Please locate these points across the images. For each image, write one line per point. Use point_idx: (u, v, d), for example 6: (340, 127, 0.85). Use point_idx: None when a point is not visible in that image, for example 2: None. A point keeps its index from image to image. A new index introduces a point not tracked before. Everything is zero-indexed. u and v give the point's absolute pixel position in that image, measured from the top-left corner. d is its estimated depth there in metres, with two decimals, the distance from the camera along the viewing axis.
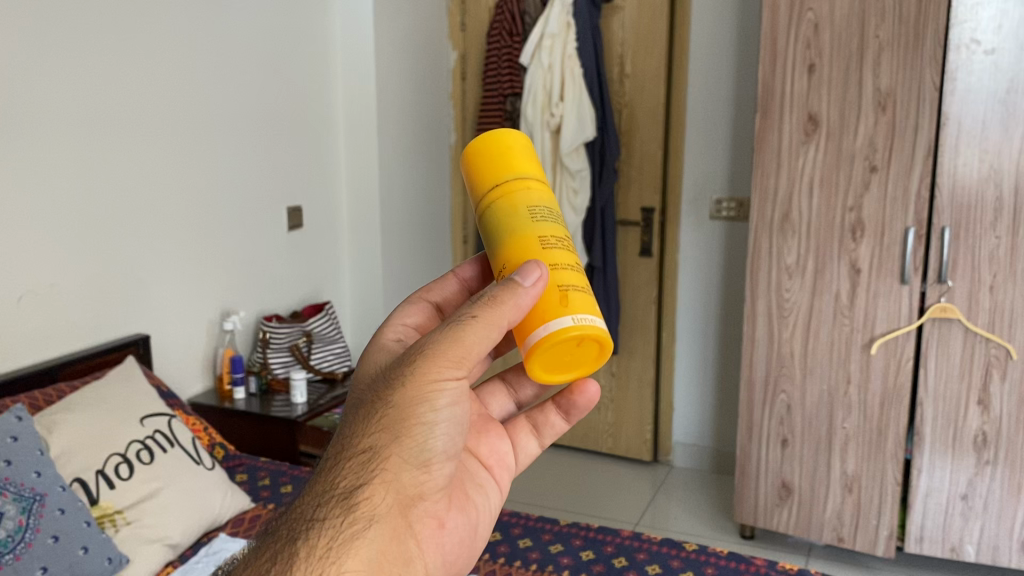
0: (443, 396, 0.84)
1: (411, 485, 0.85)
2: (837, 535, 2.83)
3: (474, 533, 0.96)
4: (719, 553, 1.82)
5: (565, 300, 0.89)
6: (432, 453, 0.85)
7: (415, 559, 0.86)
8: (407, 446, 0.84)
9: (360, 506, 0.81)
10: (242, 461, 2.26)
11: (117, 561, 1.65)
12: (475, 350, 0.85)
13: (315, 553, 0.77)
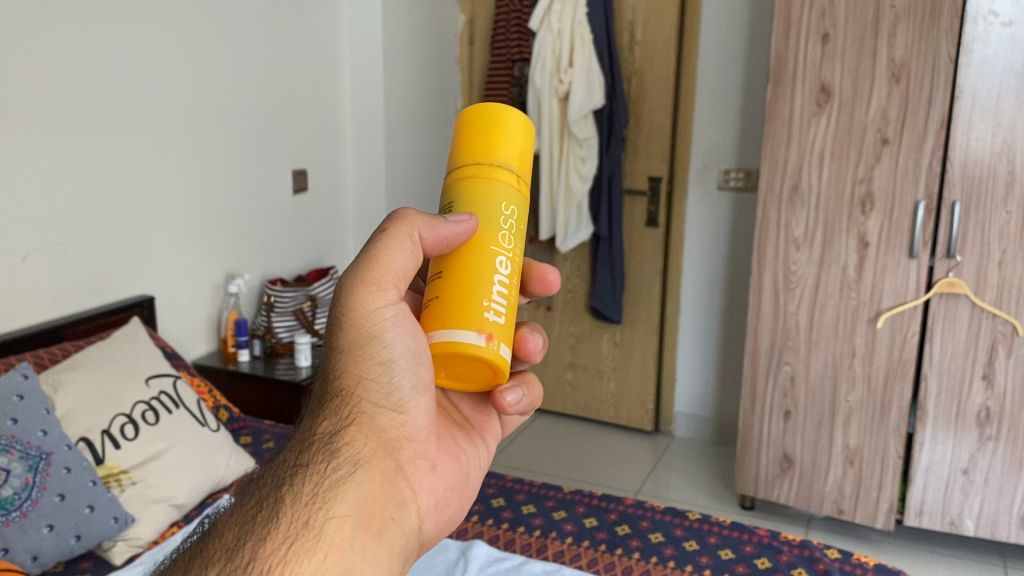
0: (392, 328, 0.84)
1: (390, 429, 0.85)
2: (837, 507, 2.84)
3: (464, 477, 0.94)
4: (722, 523, 1.83)
5: (471, 313, 0.81)
6: (402, 390, 0.85)
7: (409, 502, 0.84)
8: (373, 385, 0.85)
9: (339, 448, 0.82)
10: (247, 423, 2.26)
11: (123, 521, 1.65)
12: (402, 273, 0.86)
13: (301, 502, 0.78)
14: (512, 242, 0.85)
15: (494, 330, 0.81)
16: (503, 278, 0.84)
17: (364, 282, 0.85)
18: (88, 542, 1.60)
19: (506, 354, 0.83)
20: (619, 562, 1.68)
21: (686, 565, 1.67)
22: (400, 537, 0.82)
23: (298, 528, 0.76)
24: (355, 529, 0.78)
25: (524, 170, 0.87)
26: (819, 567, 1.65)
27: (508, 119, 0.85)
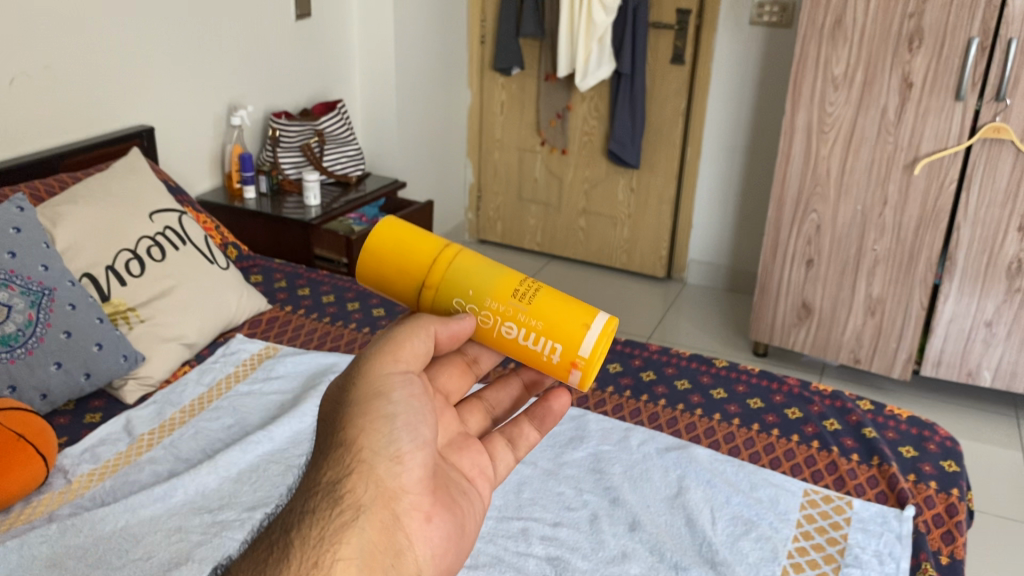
0: (396, 391, 0.84)
1: (388, 477, 0.79)
2: (853, 356, 2.82)
3: (463, 524, 0.86)
4: (750, 371, 1.77)
5: (556, 364, 0.91)
6: (402, 441, 0.81)
7: (406, 552, 0.77)
8: (375, 433, 0.80)
9: (340, 493, 0.75)
10: (257, 261, 2.17)
11: (133, 360, 1.59)
12: (415, 358, 0.88)
13: (307, 547, 0.70)
14: (490, 308, 0.90)
15: (568, 360, 0.90)
16: (523, 328, 0.90)
17: (383, 358, 0.86)
18: (99, 380, 1.55)
19: (591, 348, 0.89)
20: (645, 409, 1.63)
21: (715, 414, 1.62)
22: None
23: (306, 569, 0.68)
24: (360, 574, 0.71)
25: (418, 249, 0.91)
26: (852, 419, 1.60)
27: (387, 265, 0.92)
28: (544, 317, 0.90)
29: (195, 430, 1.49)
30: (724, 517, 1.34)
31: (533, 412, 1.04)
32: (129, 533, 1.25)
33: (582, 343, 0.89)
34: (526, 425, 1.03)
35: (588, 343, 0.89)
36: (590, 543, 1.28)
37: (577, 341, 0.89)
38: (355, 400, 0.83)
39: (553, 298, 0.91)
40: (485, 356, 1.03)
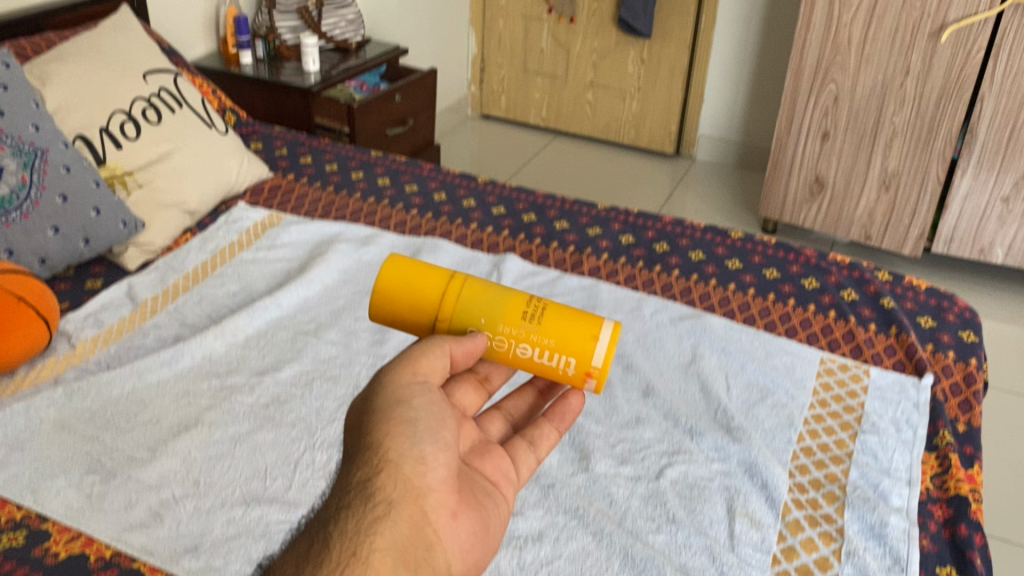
0: (418, 398, 0.81)
1: (415, 476, 0.76)
2: (864, 233, 2.79)
3: (485, 526, 0.83)
4: (766, 242, 1.70)
5: (571, 374, 0.93)
6: (425, 441, 0.78)
7: (436, 548, 0.75)
8: (401, 435, 0.77)
9: (369, 488, 0.74)
10: (256, 129, 2.09)
11: (133, 226, 1.55)
12: (436, 372, 0.85)
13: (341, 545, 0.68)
14: (503, 332, 0.92)
15: (582, 370, 0.93)
16: (536, 347, 0.92)
17: (406, 370, 0.82)
18: (98, 247, 1.51)
19: (604, 358, 0.92)
20: (659, 279, 1.58)
21: (730, 284, 1.57)
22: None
23: (344, 562, 0.67)
24: (395, 566, 0.70)
25: (430, 289, 0.94)
26: (870, 289, 1.57)
27: (401, 304, 0.94)
28: (554, 336, 0.92)
29: (200, 296, 1.46)
30: (738, 385, 1.31)
31: (553, 411, 0.99)
32: (136, 397, 1.23)
33: (593, 354, 0.91)
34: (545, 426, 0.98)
35: (600, 353, 0.92)
36: (604, 408, 1.26)
37: (589, 353, 0.92)
38: (378, 406, 0.79)
39: (560, 314, 0.93)
40: (496, 374, 0.99)
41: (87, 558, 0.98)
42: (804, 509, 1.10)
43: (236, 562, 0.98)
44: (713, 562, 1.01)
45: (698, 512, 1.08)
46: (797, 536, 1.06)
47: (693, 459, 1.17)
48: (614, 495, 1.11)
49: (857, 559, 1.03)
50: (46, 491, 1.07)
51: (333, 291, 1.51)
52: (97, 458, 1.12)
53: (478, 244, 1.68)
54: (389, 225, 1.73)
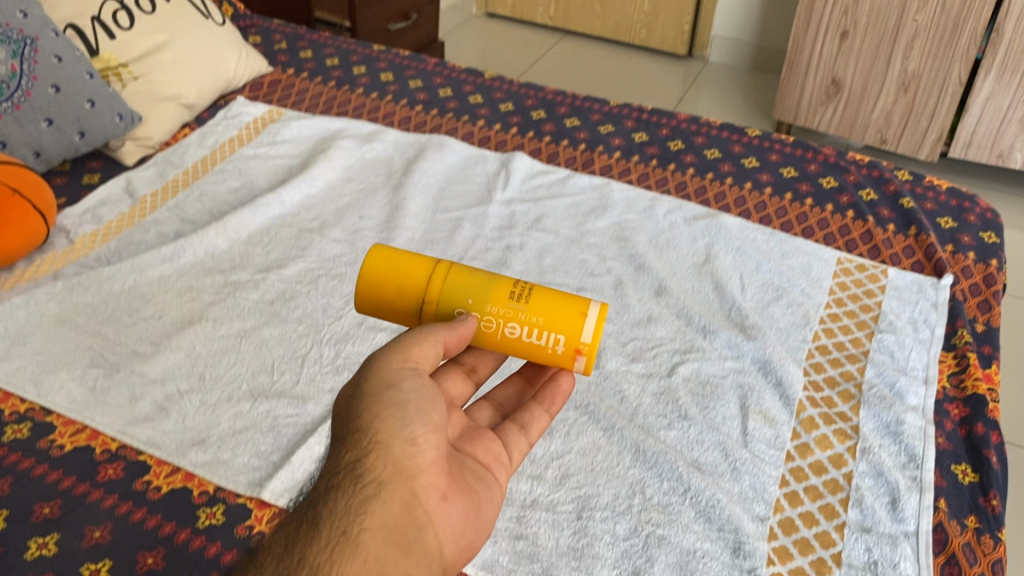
0: (408, 381, 0.74)
1: (406, 457, 0.70)
2: (880, 137, 2.72)
3: (481, 514, 0.75)
4: (784, 141, 1.65)
5: (560, 354, 0.82)
6: (415, 422, 0.72)
7: (428, 531, 0.69)
8: (391, 417, 0.71)
9: (359, 468, 0.69)
10: (256, 22, 2.02)
11: (129, 120, 1.49)
12: (425, 363, 0.77)
13: (329, 523, 0.65)
14: (490, 312, 0.81)
15: (573, 348, 0.81)
16: (524, 326, 0.81)
17: (395, 354, 0.75)
18: (94, 140, 1.46)
19: (595, 332, 0.81)
20: (673, 179, 1.53)
21: (746, 184, 1.53)
22: (424, 563, 0.68)
23: (332, 542, 0.64)
24: (385, 548, 0.65)
25: (410, 269, 0.83)
26: (890, 189, 1.52)
27: (381, 291, 0.83)
28: (542, 313, 0.81)
29: (200, 193, 1.42)
30: (754, 284, 1.29)
31: (541, 393, 0.89)
32: (138, 292, 1.20)
33: (584, 327, 0.80)
34: (537, 409, 0.88)
35: (591, 327, 0.80)
36: (615, 307, 1.24)
37: (578, 327, 0.80)
38: (367, 389, 0.74)
39: (550, 292, 0.82)
40: (483, 363, 0.90)
41: (93, 451, 0.97)
42: (818, 407, 1.08)
43: (244, 455, 0.97)
44: (726, 458, 1.00)
45: (711, 409, 1.06)
46: (811, 433, 1.04)
47: (706, 357, 1.14)
48: (625, 392, 1.08)
49: (872, 455, 1.01)
50: (49, 384, 1.05)
51: (337, 188, 1.46)
52: (99, 353, 1.10)
53: (485, 141, 1.63)
54: (393, 122, 1.68)
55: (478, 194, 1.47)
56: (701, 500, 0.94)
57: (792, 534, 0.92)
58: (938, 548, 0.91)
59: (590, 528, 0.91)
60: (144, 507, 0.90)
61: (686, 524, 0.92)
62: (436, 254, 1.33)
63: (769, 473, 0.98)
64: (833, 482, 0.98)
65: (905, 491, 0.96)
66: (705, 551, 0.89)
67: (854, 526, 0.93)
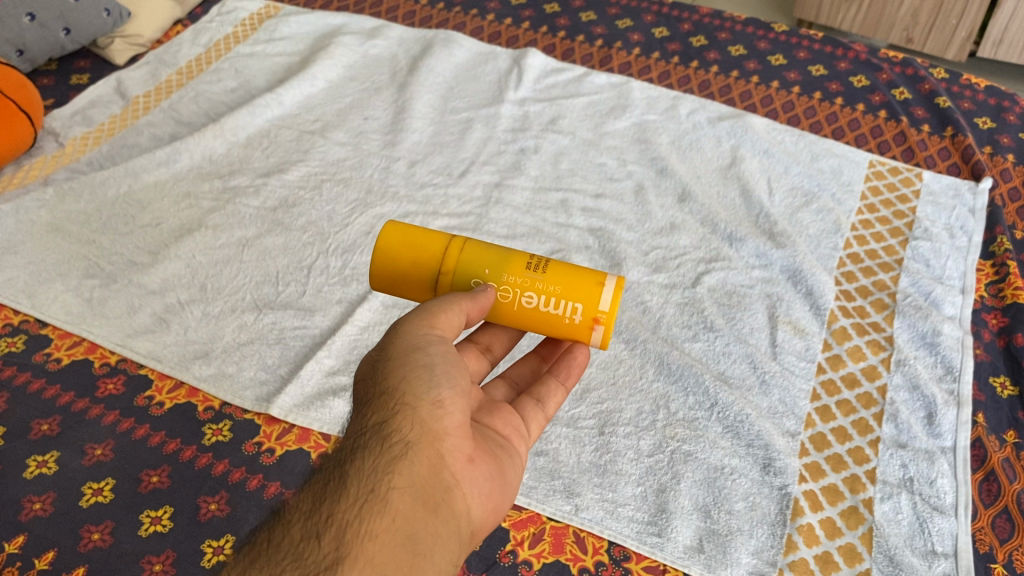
0: (438, 344, 0.63)
1: (434, 417, 0.59)
2: (907, 35, 2.41)
3: (504, 489, 0.63)
4: (813, 36, 1.54)
5: (576, 326, 0.70)
6: (443, 383, 0.61)
7: (456, 494, 0.58)
8: (420, 377, 0.60)
9: (384, 428, 0.58)
10: None
11: (117, 15, 1.39)
12: (449, 337, 0.65)
13: (353, 477, 0.55)
14: (505, 281, 0.70)
15: (589, 319, 0.69)
16: (539, 296, 0.69)
17: (422, 317, 0.64)
18: (81, 37, 1.36)
19: (615, 298, 0.69)
20: (695, 77, 1.45)
21: (773, 82, 1.44)
22: (452, 532, 0.57)
23: (359, 502, 0.54)
24: (413, 507, 0.55)
25: (413, 238, 0.71)
26: (924, 88, 1.42)
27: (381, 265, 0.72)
28: (557, 283, 0.69)
29: (196, 93, 1.34)
30: (782, 189, 1.22)
31: (558, 365, 0.77)
32: (133, 198, 1.14)
33: (602, 296, 0.68)
34: (555, 383, 0.76)
35: (609, 296, 0.69)
36: (635, 214, 1.18)
37: (595, 296, 0.68)
38: (393, 348, 0.62)
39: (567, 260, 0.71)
40: (497, 342, 0.79)
41: (92, 364, 0.93)
42: (851, 318, 1.03)
43: (250, 369, 0.92)
44: (754, 371, 0.95)
45: (738, 320, 1.01)
46: (844, 345, 0.99)
47: (732, 266, 1.09)
48: (648, 303, 1.03)
49: (907, 368, 0.96)
50: (43, 296, 1.00)
51: (339, 88, 1.38)
52: (95, 262, 1.05)
53: (495, 37, 1.53)
54: (397, 16, 1.58)
55: (489, 94, 1.38)
56: (729, 416, 0.90)
57: (824, 450, 0.88)
58: (976, 464, 0.87)
59: (613, 444, 0.87)
60: (147, 424, 0.86)
61: (713, 439, 0.87)
62: (446, 158, 1.26)
63: (799, 387, 0.94)
64: (867, 397, 0.93)
65: (942, 406, 0.92)
66: (734, 468, 0.85)
67: (889, 441, 0.89)
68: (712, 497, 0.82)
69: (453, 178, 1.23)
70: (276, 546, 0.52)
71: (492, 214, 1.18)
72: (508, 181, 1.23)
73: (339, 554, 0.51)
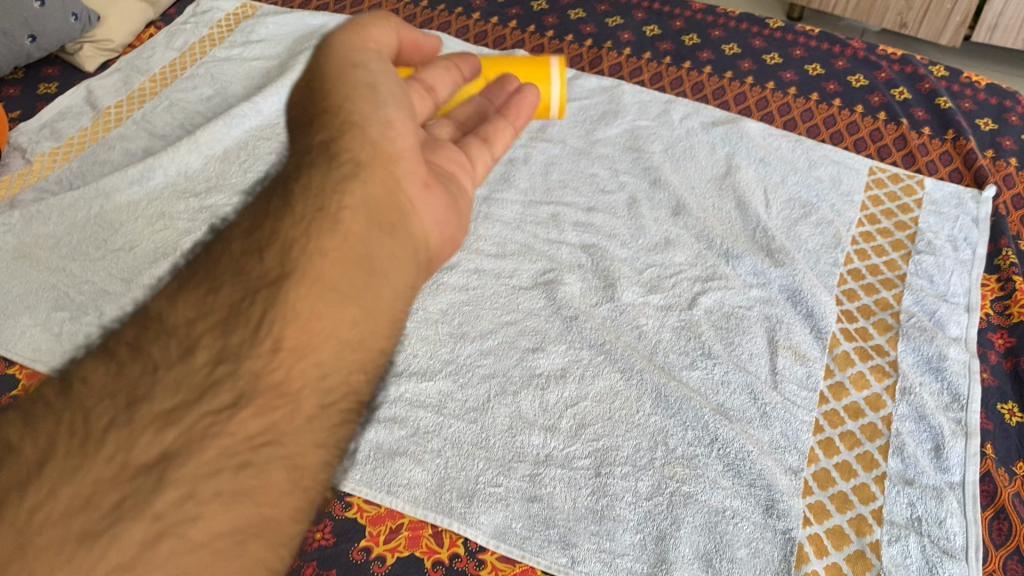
0: (375, 64, 0.62)
1: (382, 138, 0.58)
2: (901, 21, 2.29)
3: (455, 216, 0.64)
4: (809, 32, 1.49)
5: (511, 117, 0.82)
6: (389, 106, 0.60)
7: (410, 215, 0.58)
8: (362, 98, 0.59)
9: (333, 147, 0.56)
10: None
11: (85, 19, 1.33)
12: (387, 65, 0.63)
13: (313, 164, 0.55)
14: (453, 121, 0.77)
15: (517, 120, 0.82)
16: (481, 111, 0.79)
17: (351, 35, 0.62)
18: (47, 44, 1.30)
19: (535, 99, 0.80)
20: (688, 79, 1.40)
21: (769, 83, 1.39)
22: (407, 251, 0.57)
23: (307, 218, 0.52)
24: (368, 227, 0.54)
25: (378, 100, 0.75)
26: (925, 87, 1.38)
27: None
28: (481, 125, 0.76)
29: (169, 103, 1.29)
30: (779, 200, 1.18)
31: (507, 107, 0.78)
32: (105, 220, 1.09)
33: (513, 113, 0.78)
34: (503, 121, 0.76)
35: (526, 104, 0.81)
36: (629, 229, 1.13)
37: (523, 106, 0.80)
38: (335, 64, 0.60)
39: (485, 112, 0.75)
40: (442, 84, 0.76)
41: None
42: (853, 341, 0.99)
43: None
44: (755, 402, 0.92)
45: (737, 346, 0.98)
46: (846, 372, 0.96)
47: (730, 285, 1.05)
48: (643, 328, 0.99)
49: (913, 397, 0.93)
50: (11, 331, 0.96)
51: None
52: (65, 292, 1.00)
53: (481, 37, 1.48)
54: (379, 16, 1.52)
55: None
56: (729, 453, 0.86)
57: (828, 488, 0.85)
58: (986, 501, 0.84)
59: (610, 487, 0.83)
60: None
61: (713, 479, 0.84)
62: None
63: (802, 419, 0.90)
64: (871, 428, 0.90)
65: (950, 438, 0.89)
66: (736, 510, 0.82)
67: (895, 478, 0.86)
68: (713, 543, 0.79)
69: None
70: (217, 258, 0.51)
71: (481, 229, 1.12)
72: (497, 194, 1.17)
73: (284, 270, 0.49)
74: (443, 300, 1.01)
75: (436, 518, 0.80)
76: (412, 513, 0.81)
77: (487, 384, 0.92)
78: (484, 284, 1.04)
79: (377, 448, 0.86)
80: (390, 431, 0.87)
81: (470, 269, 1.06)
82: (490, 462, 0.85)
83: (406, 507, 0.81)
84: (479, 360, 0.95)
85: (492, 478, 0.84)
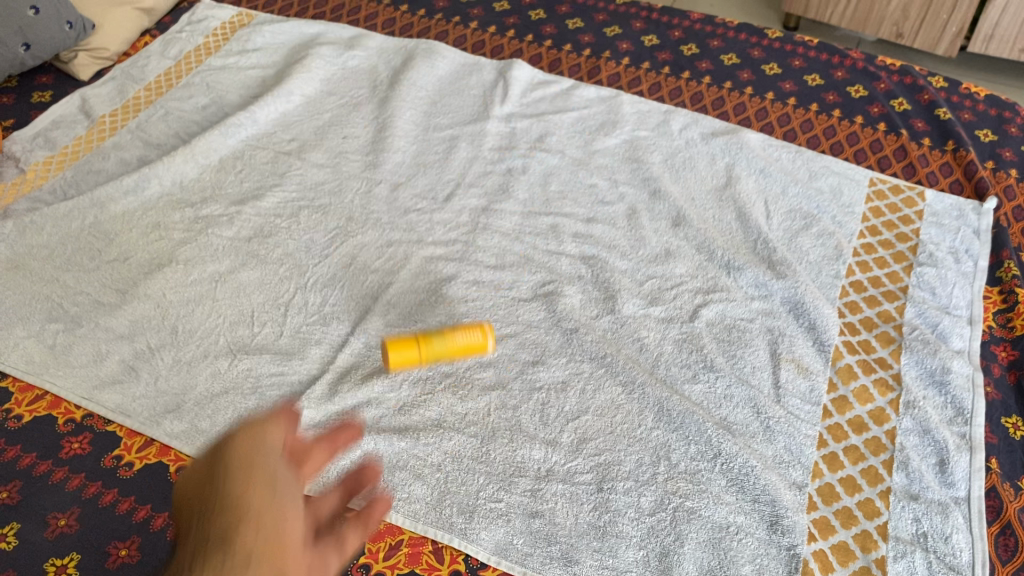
0: (275, 450, 0.49)
1: (281, 525, 0.45)
2: (896, 31, 2.29)
3: None
4: (807, 42, 1.49)
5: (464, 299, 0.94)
6: (290, 495, 0.47)
7: None
8: (257, 481, 0.46)
9: (223, 536, 0.43)
10: None
11: (80, 28, 1.32)
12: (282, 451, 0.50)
13: (184, 570, 0.41)
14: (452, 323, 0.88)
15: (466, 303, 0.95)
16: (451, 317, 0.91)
17: (237, 434, 0.49)
18: (42, 52, 1.29)
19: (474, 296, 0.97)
20: (687, 89, 1.40)
21: (768, 94, 1.39)
22: None
23: None
24: None
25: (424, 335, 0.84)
26: (924, 98, 1.38)
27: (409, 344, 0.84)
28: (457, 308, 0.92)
29: (165, 111, 1.28)
30: (780, 211, 1.17)
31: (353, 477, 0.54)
32: (100, 230, 1.08)
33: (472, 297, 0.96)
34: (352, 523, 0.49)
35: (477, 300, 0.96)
36: (629, 240, 1.12)
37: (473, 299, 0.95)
38: (225, 458, 0.47)
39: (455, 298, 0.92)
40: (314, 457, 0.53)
41: (55, 422, 0.87)
42: (856, 354, 0.98)
43: (225, 424, 0.87)
44: (758, 416, 0.91)
45: (739, 358, 0.97)
46: (849, 385, 0.95)
47: (731, 297, 1.04)
48: (644, 340, 0.98)
49: (917, 411, 0.92)
50: (3, 343, 0.94)
51: (316, 103, 1.32)
52: (59, 304, 0.99)
53: (478, 47, 1.47)
54: (376, 25, 1.52)
55: (473, 109, 1.32)
56: (733, 467, 0.85)
57: (832, 503, 0.84)
58: (992, 516, 0.84)
59: (612, 502, 0.82)
60: (115, 488, 0.81)
61: (717, 495, 0.83)
62: (429, 179, 1.19)
63: (805, 433, 0.89)
64: (876, 442, 0.89)
65: (954, 452, 0.88)
66: (740, 526, 0.81)
67: (900, 493, 0.85)
68: (717, 561, 0.79)
69: (438, 201, 1.16)
70: None
71: (479, 240, 1.11)
72: (495, 204, 1.16)
73: None
74: (442, 312, 1.00)
75: (436, 533, 0.80)
76: (411, 528, 0.80)
77: (487, 397, 0.91)
78: (484, 295, 1.03)
79: (376, 462, 0.84)
80: (389, 444, 0.86)
81: (469, 281, 1.05)
82: (491, 476, 0.84)
83: (405, 522, 0.81)
84: (479, 373, 0.94)
85: (492, 493, 0.83)
